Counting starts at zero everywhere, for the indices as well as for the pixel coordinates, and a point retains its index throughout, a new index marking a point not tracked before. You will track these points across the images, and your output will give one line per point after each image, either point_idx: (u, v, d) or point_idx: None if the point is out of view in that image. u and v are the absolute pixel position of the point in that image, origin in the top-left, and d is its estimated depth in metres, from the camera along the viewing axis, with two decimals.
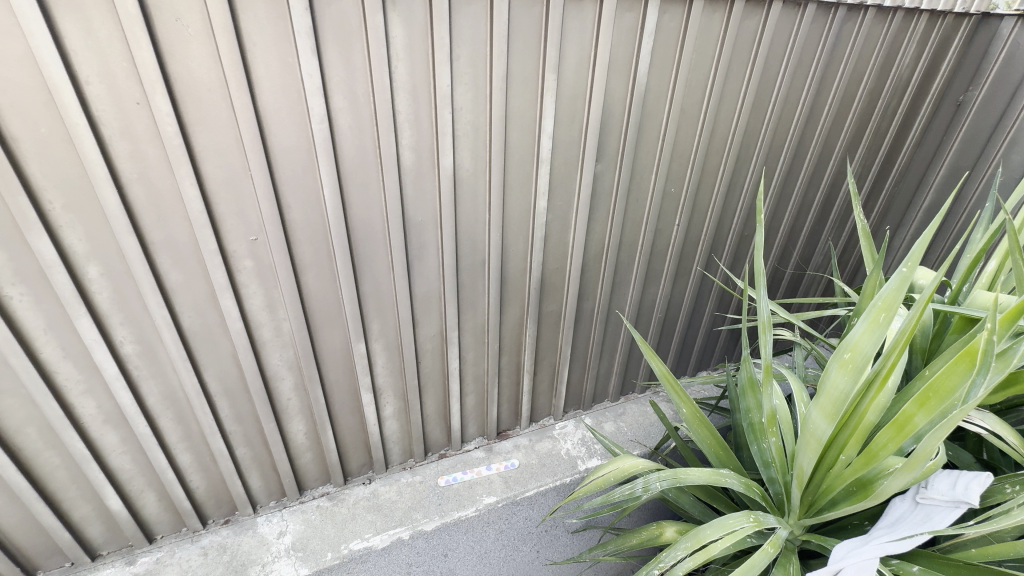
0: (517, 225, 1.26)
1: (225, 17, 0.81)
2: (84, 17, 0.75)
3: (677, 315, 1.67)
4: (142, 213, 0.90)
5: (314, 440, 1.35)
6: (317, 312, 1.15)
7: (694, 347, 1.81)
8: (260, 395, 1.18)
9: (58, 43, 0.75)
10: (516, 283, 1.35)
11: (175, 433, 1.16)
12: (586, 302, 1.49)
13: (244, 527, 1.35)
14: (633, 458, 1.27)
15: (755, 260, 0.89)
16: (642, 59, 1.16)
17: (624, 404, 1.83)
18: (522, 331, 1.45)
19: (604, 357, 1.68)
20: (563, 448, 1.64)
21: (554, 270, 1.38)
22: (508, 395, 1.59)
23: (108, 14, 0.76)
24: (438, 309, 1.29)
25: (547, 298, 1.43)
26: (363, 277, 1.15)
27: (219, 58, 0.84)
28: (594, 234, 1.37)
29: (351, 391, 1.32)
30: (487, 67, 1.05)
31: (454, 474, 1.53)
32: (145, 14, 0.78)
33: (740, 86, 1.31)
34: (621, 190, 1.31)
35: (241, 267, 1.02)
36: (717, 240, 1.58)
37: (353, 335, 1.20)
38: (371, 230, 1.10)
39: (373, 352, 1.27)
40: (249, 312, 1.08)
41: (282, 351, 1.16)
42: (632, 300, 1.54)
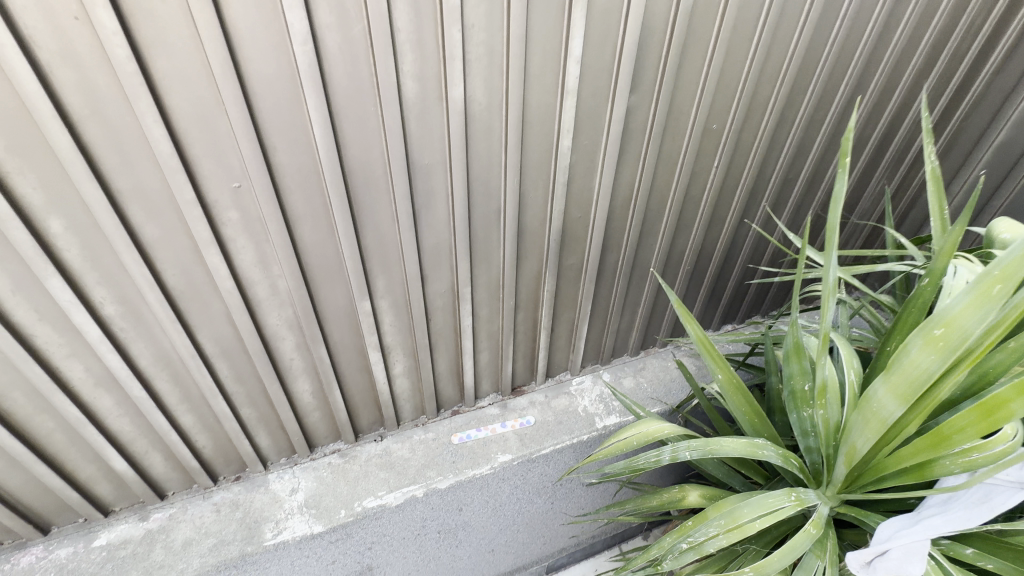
0: (536, 168, 1.11)
1: None
2: None
3: (707, 265, 1.54)
4: (103, 156, 0.77)
5: (321, 399, 1.29)
6: (315, 267, 1.04)
7: (722, 299, 1.69)
8: (261, 356, 1.10)
9: None
10: (534, 234, 1.22)
11: (174, 395, 1.10)
12: (610, 254, 1.36)
13: (255, 484, 1.32)
14: (659, 422, 1.19)
15: (832, 214, 0.69)
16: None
17: (644, 358, 1.75)
18: (540, 285, 1.34)
19: (626, 312, 1.57)
20: (580, 405, 1.58)
21: (577, 219, 1.24)
22: (523, 351, 1.50)
23: None
24: (449, 263, 1.17)
25: (568, 250, 1.30)
26: (365, 227, 1.03)
27: None
28: (623, 178, 1.22)
29: (357, 350, 1.23)
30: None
31: (468, 432, 1.47)
32: None
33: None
34: (656, 127, 1.14)
35: (226, 219, 0.90)
36: (759, 183, 1.41)
37: (357, 292, 1.10)
38: (371, 174, 0.96)
39: (380, 310, 1.18)
40: (240, 269, 0.98)
41: (280, 310, 1.07)
42: (661, 250, 1.40)
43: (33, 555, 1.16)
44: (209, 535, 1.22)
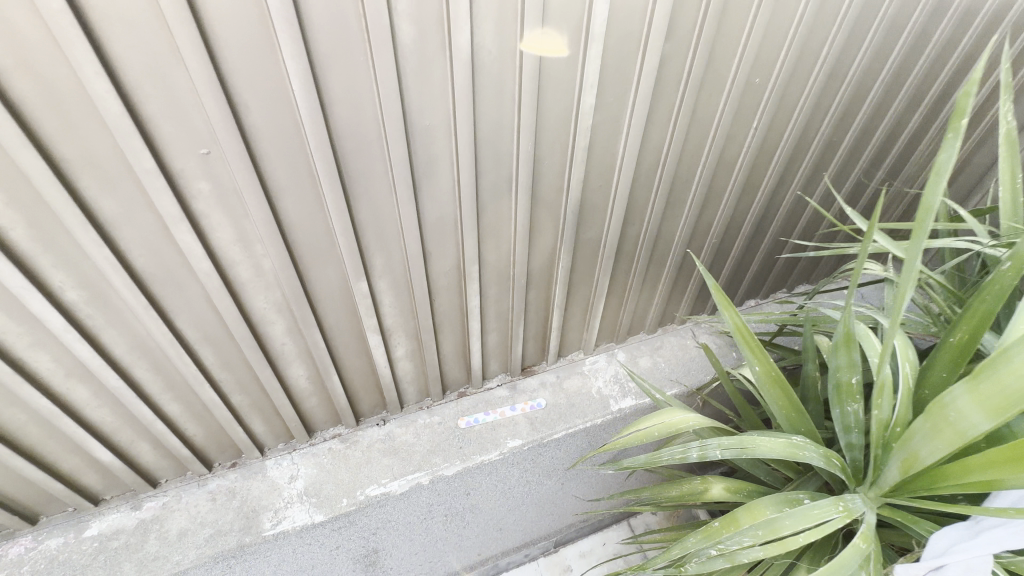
0: (553, 130, 0.97)
1: None
2: None
3: (735, 237, 1.41)
4: (39, 118, 0.65)
5: (318, 384, 1.20)
6: (304, 245, 0.92)
7: (748, 272, 1.56)
8: (248, 343, 1.00)
9: None
10: (549, 206, 1.09)
11: (157, 384, 1.01)
12: (631, 227, 1.23)
13: (253, 471, 1.25)
14: (683, 412, 1.11)
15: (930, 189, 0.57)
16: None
17: (661, 336, 1.65)
18: (554, 261, 1.21)
19: (645, 289, 1.45)
20: (594, 386, 1.49)
21: (597, 189, 1.11)
22: (534, 331, 1.40)
23: None
24: (454, 238, 1.05)
25: (585, 223, 1.16)
26: (358, 200, 0.90)
27: None
28: (650, 142, 1.08)
29: (354, 333, 1.13)
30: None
31: (476, 416, 1.39)
32: None
33: None
34: (692, 81, 0.99)
35: (196, 191, 0.78)
36: (801, 145, 1.26)
37: (351, 272, 0.98)
38: (363, 138, 0.83)
39: (378, 290, 1.07)
40: (217, 248, 0.86)
41: (267, 292, 0.96)
42: (688, 222, 1.27)
43: (22, 546, 1.10)
44: (205, 525, 1.16)
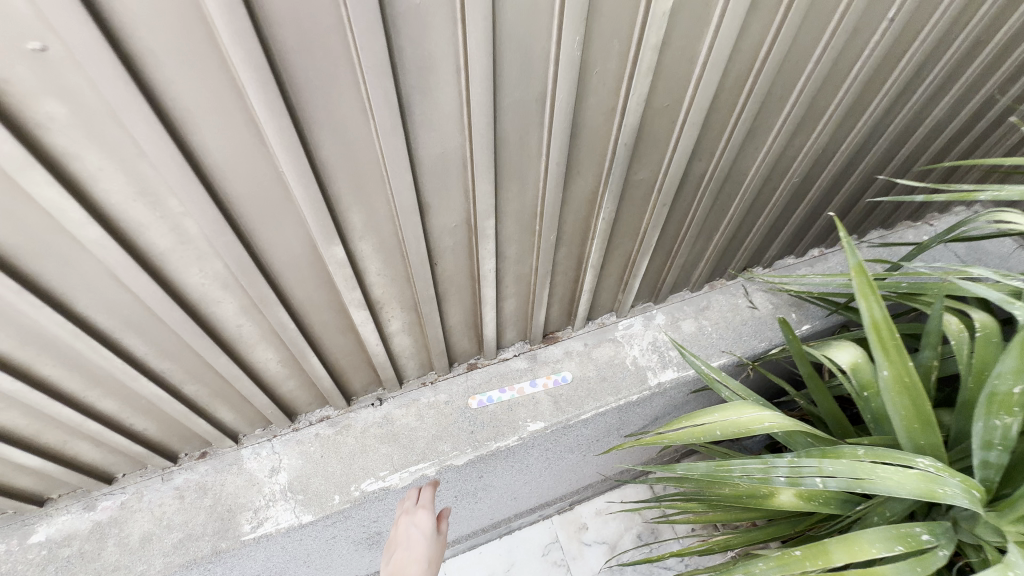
0: (611, 20, 0.64)
1: None
2: None
3: (820, 173, 1.10)
4: None
5: (295, 368, 0.96)
6: (242, 197, 0.63)
7: (821, 216, 1.27)
8: (188, 329, 0.75)
9: None
10: (594, 138, 0.78)
11: (76, 381, 0.77)
12: (696, 165, 0.92)
13: (227, 463, 1.06)
14: (753, 409, 0.88)
15: None
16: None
17: (708, 295, 1.39)
18: (592, 212, 0.92)
19: (699, 243, 1.16)
20: (629, 356, 1.26)
21: (662, 113, 0.79)
22: (560, 294, 1.14)
23: None
24: (462, 184, 0.76)
25: (639, 161, 0.85)
26: (316, 130, 0.60)
27: None
28: (745, 40, 0.74)
29: (333, 308, 0.87)
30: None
31: (489, 394, 1.17)
32: None
33: None
34: None
35: (46, 117, 0.48)
36: (938, 46, 0.92)
37: (318, 234, 0.70)
38: (313, 29, 0.51)
39: (360, 256, 0.79)
40: (108, 207, 0.58)
41: (201, 264, 0.69)
42: (771, 155, 0.95)
43: None
44: (173, 528, 0.99)
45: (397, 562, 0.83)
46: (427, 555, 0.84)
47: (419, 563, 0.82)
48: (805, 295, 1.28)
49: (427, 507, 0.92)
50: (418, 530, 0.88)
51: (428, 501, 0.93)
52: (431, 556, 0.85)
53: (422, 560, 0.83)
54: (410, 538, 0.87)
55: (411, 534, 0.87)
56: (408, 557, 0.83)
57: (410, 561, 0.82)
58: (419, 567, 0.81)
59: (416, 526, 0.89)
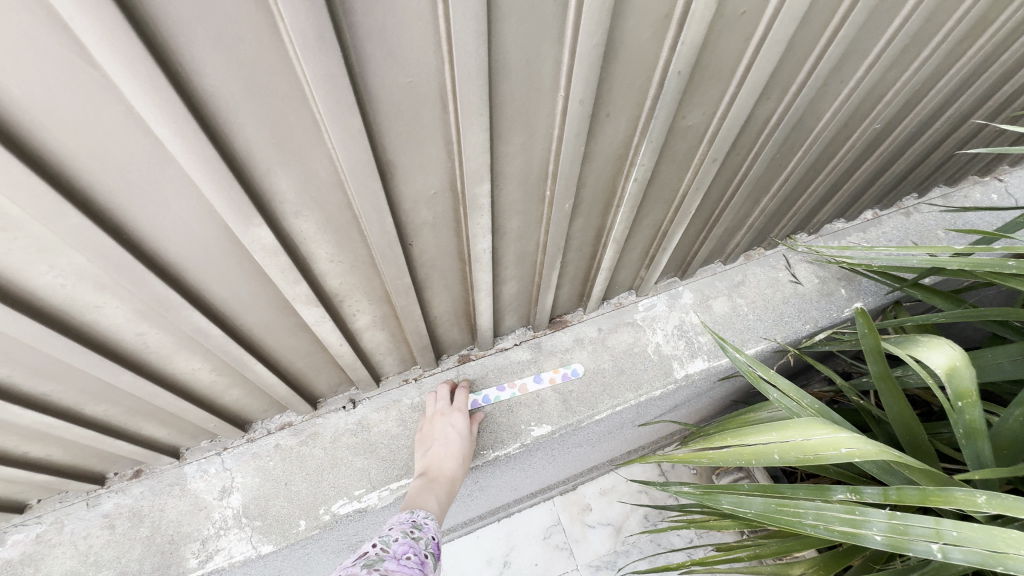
0: None
1: None
2: None
3: (902, 117, 0.87)
4: None
5: (236, 376, 0.75)
6: (86, 160, 0.40)
7: (888, 171, 1.04)
8: (59, 345, 0.53)
9: None
10: (635, 65, 0.53)
11: None
12: (763, 106, 0.68)
13: (167, 484, 0.87)
14: (824, 430, 0.69)
15: None
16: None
17: (743, 267, 1.18)
18: (620, 171, 0.69)
19: (744, 207, 0.93)
20: (651, 343, 1.06)
21: (734, 27, 0.54)
22: (572, 274, 0.92)
23: None
24: (441, 136, 0.52)
25: (691, 99, 0.61)
26: (187, 43, 0.35)
27: None
28: None
29: (274, 305, 0.65)
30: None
31: (485, 394, 0.97)
32: None
33: None
34: None
35: None
36: None
37: (227, 212, 0.47)
38: None
39: (300, 238, 0.56)
40: None
41: (50, 259, 0.46)
42: (860, 89, 0.72)
43: None
44: (102, 566, 0.80)
45: (432, 455, 0.83)
46: (462, 454, 0.85)
47: (455, 460, 0.83)
48: (861, 269, 1.07)
49: (462, 410, 0.90)
50: (454, 429, 0.86)
51: (462, 405, 0.91)
52: (465, 453, 0.86)
53: (457, 458, 0.84)
54: (446, 435, 0.85)
55: (446, 432, 0.86)
56: (443, 452, 0.83)
57: (446, 456, 0.83)
58: (456, 463, 0.83)
59: (451, 425, 0.87)
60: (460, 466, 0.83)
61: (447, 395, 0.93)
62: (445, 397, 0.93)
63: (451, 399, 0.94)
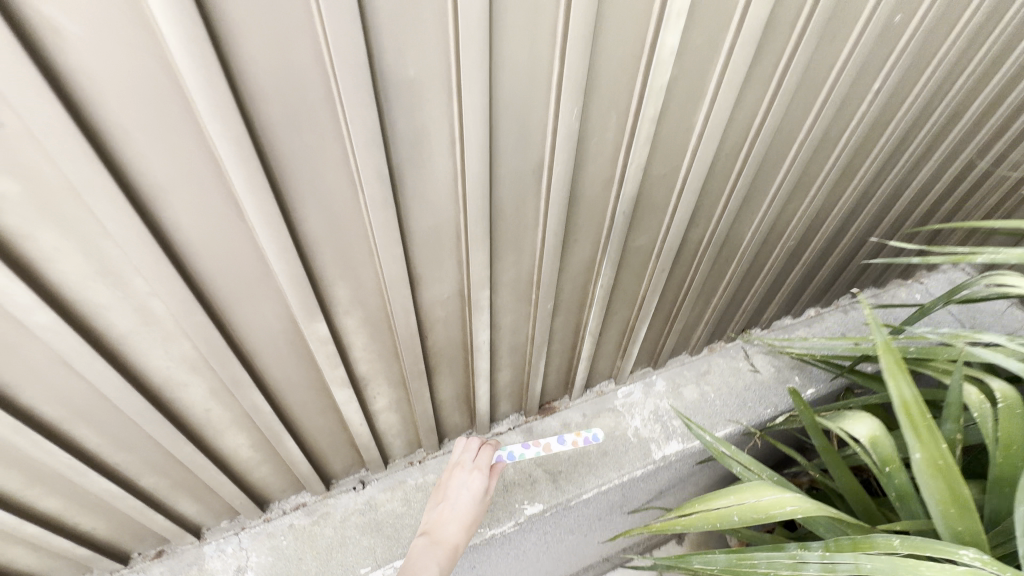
0: (608, 95, 0.62)
1: None
2: None
3: (813, 236, 1.10)
4: None
5: (269, 452, 0.87)
6: (218, 276, 0.58)
7: (815, 277, 1.26)
8: (148, 417, 0.67)
9: None
10: (591, 208, 0.75)
11: (13, 481, 0.67)
12: (695, 230, 0.90)
13: (186, 563, 0.94)
14: (772, 491, 0.81)
15: None
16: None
17: (708, 358, 1.35)
18: (590, 280, 0.89)
19: (698, 304, 1.13)
20: (630, 427, 1.19)
21: (659, 181, 0.77)
22: (557, 363, 1.08)
23: None
24: (456, 256, 0.72)
25: (638, 227, 0.83)
26: (300, 205, 0.56)
27: None
28: (740, 112, 0.73)
29: (313, 386, 0.80)
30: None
31: (510, 450, 1.04)
32: None
33: None
34: (819, 17, 0.64)
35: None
36: (916, 124, 0.94)
37: (300, 311, 0.65)
38: (300, 103, 0.48)
39: (344, 331, 0.73)
40: (65, 288, 0.52)
41: (167, 346, 0.62)
42: (767, 219, 0.95)
43: None
44: None
45: (441, 514, 0.86)
46: (470, 518, 0.87)
47: (462, 526, 0.85)
48: (808, 359, 1.24)
49: (481, 470, 0.92)
50: (468, 491, 0.89)
51: (483, 464, 0.93)
52: (475, 515, 0.88)
53: (465, 522, 0.86)
54: (458, 495, 0.88)
55: (460, 492, 0.89)
56: (452, 515, 0.86)
57: (455, 516, 0.86)
58: (463, 527, 0.85)
59: (466, 485, 0.90)
60: (466, 531, 0.85)
61: (474, 451, 0.96)
62: (471, 452, 0.96)
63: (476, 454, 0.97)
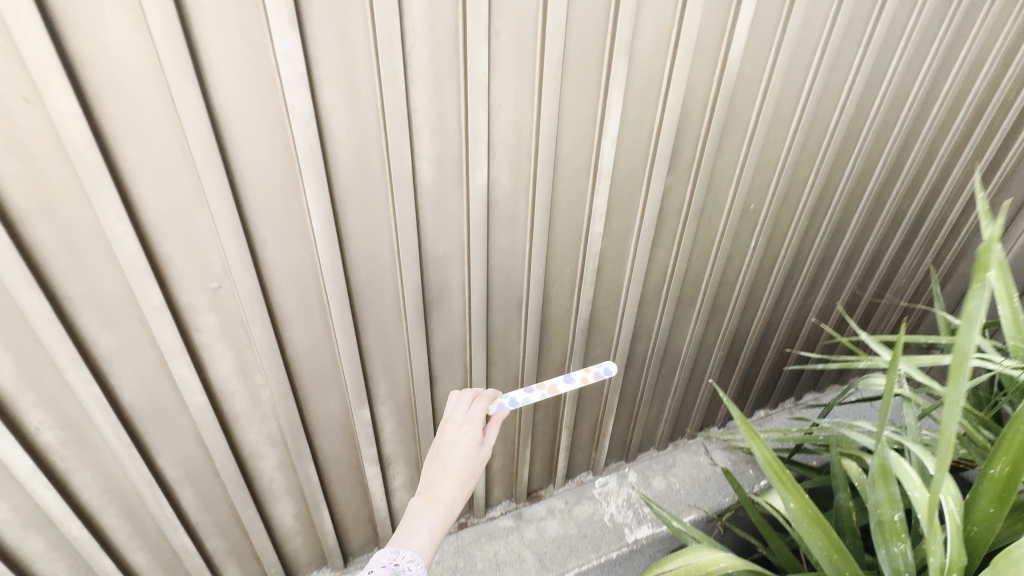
0: (562, 256, 0.97)
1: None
2: None
3: (740, 348, 1.40)
4: (49, 260, 0.62)
5: (306, 522, 1.08)
6: (306, 373, 0.88)
7: (753, 382, 1.55)
8: (234, 480, 0.91)
9: None
10: (558, 327, 1.07)
11: (125, 529, 0.89)
12: (640, 343, 1.21)
13: None
14: (710, 551, 1.01)
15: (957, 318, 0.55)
16: (741, 18, 0.83)
17: (673, 453, 1.57)
18: (562, 381, 1.18)
19: (654, 403, 1.40)
20: (606, 513, 1.38)
21: (605, 309, 1.10)
22: (541, 452, 1.32)
23: None
24: (462, 361, 1.02)
25: (594, 341, 1.15)
26: (366, 327, 0.88)
27: (157, 55, 0.56)
28: (656, 263, 1.09)
29: (349, 463, 1.05)
30: (537, 29, 0.72)
31: (513, 397, 0.79)
32: None
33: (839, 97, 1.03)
34: (693, 208, 1.02)
35: (202, 324, 0.75)
36: (795, 267, 1.30)
37: (354, 400, 0.93)
38: (376, 268, 0.82)
39: (379, 417, 1.00)
40: (214, 380, 0.81)
41: (261, 423, 0.89)
42: (695, 335, 1.26)
43: None
44: None
45: (432, 473, 0.69)
46: (469, 477, 0.69)
47: (459, 484, 0.68)
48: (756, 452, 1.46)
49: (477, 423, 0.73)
50: (461, 446, 0.70)
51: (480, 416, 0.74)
52: (474, 472, 0.70)
53: (462, 481, 0.68)
54: (451, 450, 0.70)
55: (452, 449, 0.70)
56: (446, 473, 0.68)
57: (447, 476, 0.68)
58: (458, 487, 0.68)
59: (459, 440, 0.71)
60: (465, 489, 0.68)
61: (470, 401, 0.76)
62: (465, 402, 0.77)
63: (471, 403, 0.77)
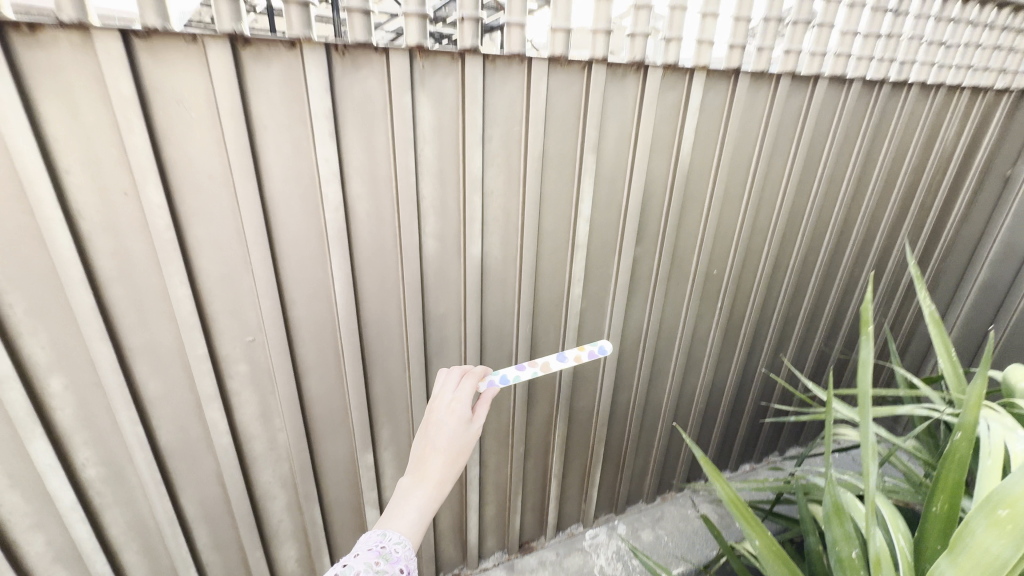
0: (547, 314, 1.11)
1: (237, 116, 0.70)
2: (84, 130, 0.65)
3: (718, 401, 1.51)
4: (120, 315, 0.76)
5: (307, 567, 1.14)
6: (319, 418, 0.99)
7: (735, 435, 1.64)
8: (246, 519, 0.99)
9: (43, 146, 0.63)
10: (545, 378, 1.19)
11: (142, 567, 0.96)
12: (622, 395, 1.32)
13: None
14: None
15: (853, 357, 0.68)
16: (687, 124, 1.03)
17: (661, 506, 1.62)
18: (550, 429, 1.28)
19: (639, 454, 1.48)
20: (596, 565, 1.42)
21: (588, 362, 1.22)
22: (532, 502, 1.38)
23: (107, 122, 0.66)
24: None
25: (579, 392, 1.26)
26: (373, 377, 0.99)
27: (228, 159, 0.73)
28: (632, 321, 1.22)
29: (351, 506, 1.12)
30: (521, 134, 0.91)
31: (503, 373, 0.82)
32: (145, 109, 0.67)
33: (780, 182, 1.22)
34: (661, 273, 1.18)
35: (234, 371, 0.87)
36: (761, 326, 1.44)
37: (359, 444, 1.03)
38: (385, 324, 0.95)
39: (381, 462, 1.10)
40: (239, 423, 0.92)
41: (275, 465, 0.99)
42: (673, 389, 1.37)
43: None
44: None
45: (422, 450, 0.68)
46: (459, 452, 0.69)
47: (448, 460, 0.67)
48: None
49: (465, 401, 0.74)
50: (450, 421, 0.71)
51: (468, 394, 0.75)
52: (463, 448, 0.70)
53: (452, 456, 0.68)
54: (440, 427, 0.70)
55: (441, 426, 0.70)
56: (435, 449, 0.68)
57: (437, 451, 0.68)
58: (448, 462, 0.67)
59: (448, 417, 0.71)
60: (455, 465, 0.68)
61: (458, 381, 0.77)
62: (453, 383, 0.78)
63: (459, 383, 0.78)
